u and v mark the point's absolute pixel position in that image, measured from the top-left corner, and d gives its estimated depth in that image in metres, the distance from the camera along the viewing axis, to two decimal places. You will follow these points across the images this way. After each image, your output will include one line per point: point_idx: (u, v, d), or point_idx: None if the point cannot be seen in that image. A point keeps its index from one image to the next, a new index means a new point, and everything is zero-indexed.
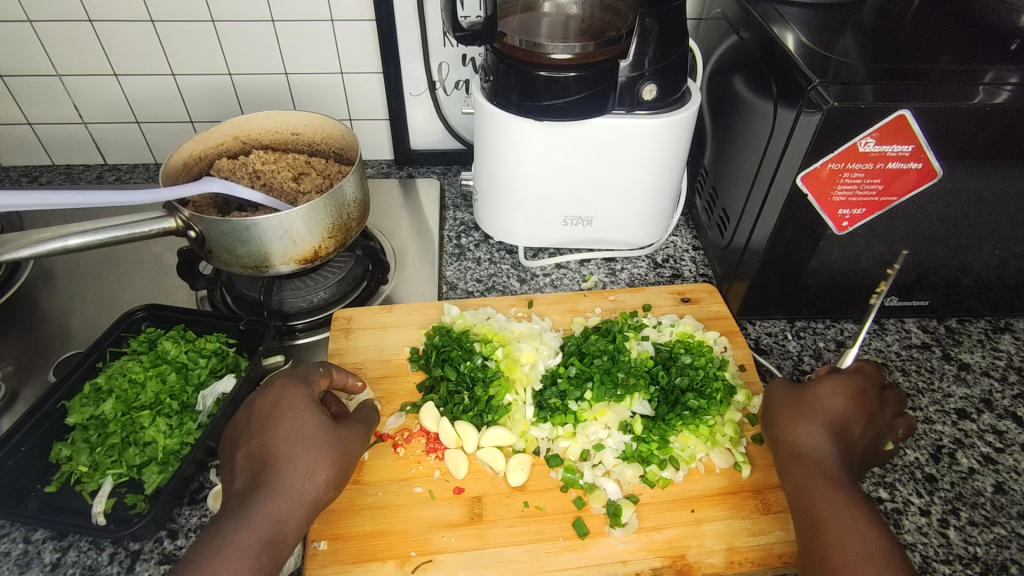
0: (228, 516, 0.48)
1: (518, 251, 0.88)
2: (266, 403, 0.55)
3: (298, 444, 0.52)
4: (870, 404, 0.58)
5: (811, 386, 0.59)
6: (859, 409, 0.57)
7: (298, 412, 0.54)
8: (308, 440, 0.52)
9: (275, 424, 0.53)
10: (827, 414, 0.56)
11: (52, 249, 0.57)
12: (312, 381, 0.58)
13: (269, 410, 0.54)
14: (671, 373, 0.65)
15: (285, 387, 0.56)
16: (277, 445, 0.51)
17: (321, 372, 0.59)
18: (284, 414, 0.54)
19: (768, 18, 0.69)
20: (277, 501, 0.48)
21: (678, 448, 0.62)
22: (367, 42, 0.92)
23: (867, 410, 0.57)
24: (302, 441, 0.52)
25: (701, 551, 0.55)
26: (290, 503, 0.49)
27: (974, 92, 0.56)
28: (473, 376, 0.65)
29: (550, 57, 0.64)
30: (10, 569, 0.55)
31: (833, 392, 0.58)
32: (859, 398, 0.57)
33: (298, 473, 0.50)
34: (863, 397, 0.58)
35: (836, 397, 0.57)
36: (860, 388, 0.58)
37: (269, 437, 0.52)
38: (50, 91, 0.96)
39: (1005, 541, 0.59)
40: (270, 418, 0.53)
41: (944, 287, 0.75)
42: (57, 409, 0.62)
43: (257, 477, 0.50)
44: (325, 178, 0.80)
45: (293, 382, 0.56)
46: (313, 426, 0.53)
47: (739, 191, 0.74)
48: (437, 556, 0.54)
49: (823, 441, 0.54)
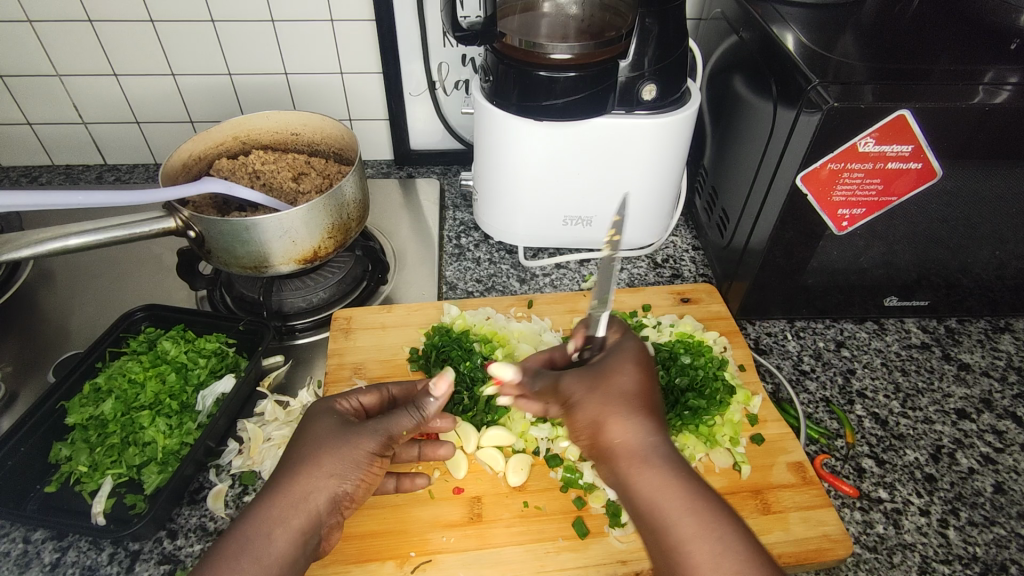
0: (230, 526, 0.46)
1: (518, 251, 0.88)
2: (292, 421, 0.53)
3: (298, 445, 0.49)
4: (642, 402, 0.48)
5: (606, 362, 0.51)
6: (643, 410, 0.47)
7: (307, 417, 0.51)
8: (308, 438, 0.49)
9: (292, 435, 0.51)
10: (656, 410, 0.48)
11: (52, 249, 0.57)
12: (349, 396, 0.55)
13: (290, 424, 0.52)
14: (672, 373, 0.64)
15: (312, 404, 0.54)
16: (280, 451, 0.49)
17: (366, 389, 0.56)
18: (297, 424, 0.51)
19: (768, 18, 0.69)
20: (268, 503, 0.45)
21: (677, 448, 0.62)
22: (367, 42, 0.92)
23: (652, 410, 0.47)
24: (302, 441, 0.49)
25: None
26: (283, 503, 0.45)
27: (974, 92, 0.56)
28: (473, 376, 0.64)
29: (550, 57, 0.64)
30: (9, 569, 0.55)
31: (602, 398, 0.48)
32: (618, 399, 0.47)
33: (292, 470, 0.47)
34: (630, 391, 0.48)
35: (627, 372, 0.49)
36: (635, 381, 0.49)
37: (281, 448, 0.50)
38: (49, 90, 0.96)
39: (1005, 541, 0.59)
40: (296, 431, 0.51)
41: (944, 288, 0.75)
42: (57, 409, 0.62)
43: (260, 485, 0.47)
44: (325, 178, 0.80)
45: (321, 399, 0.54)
46: (319, 426, 0.50)
47: (739, 191, 0.74)
48: (437, 556, 0.54)
49: (628, 439, 0.45)
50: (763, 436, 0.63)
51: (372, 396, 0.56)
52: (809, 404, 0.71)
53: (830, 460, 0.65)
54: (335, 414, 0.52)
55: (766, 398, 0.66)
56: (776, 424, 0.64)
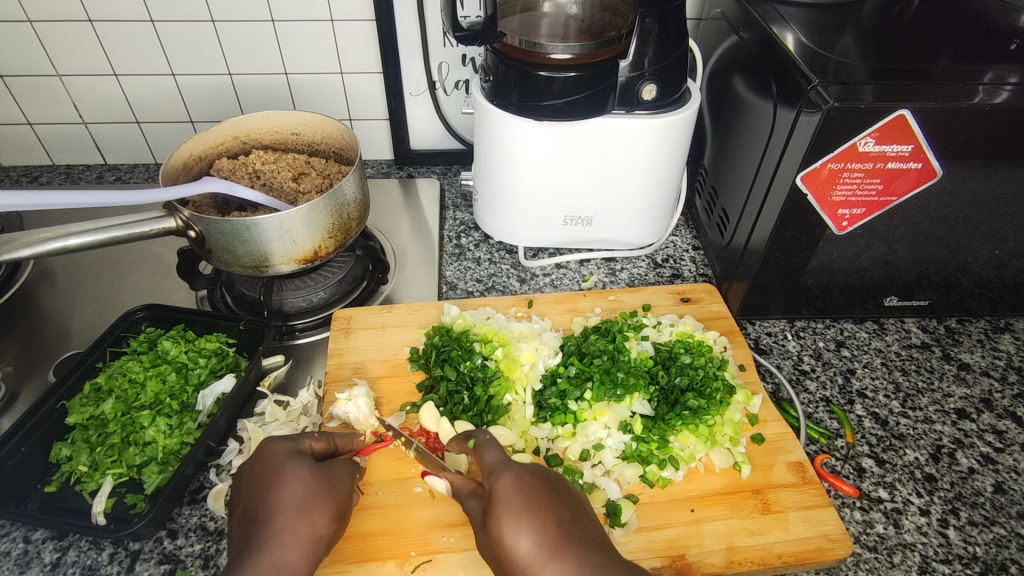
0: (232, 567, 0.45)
1: (518, 251, 0.88)
2: (249, 465, 0.52)
3: (282, 489, 0.49)
4: (551, 497, 0.48)
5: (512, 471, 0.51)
6: (552, 506, 0.47)
7: (278, 460, 0.51)
8: (292, 483, 0.50)
9: (258, 478, 0.50)
10: (562, 502, 0.48)
11: (53, 249, 0.57)
12: (304, 441, 0.55)
13: (253, 464, 0.52)
14: (671, 373, 0.65)
15: (270, 442, 0.54)
16: (263, 494, 0.48)
17: (317, 435, 0.57)
18: (264, 466, 0.51)
19: (768, 18, 0.69)
20: (272, 549, 0.46)
21: (677, 448, 0.62)
22: (367, 42, 0.92)
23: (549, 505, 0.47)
24: (285, 485, 0.49)
25: (701, 551, 0.55)
26: (285, 548, 0.46)
27: (975, 92, 0.56)
28: (473, 376, 0.65)
29: (550, 57, 0.64)
30: (10, 569, 0.55)
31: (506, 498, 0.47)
32: (527, 495, 0.47)
33: (291, 517, 0.48)
34: (537, 486, 0.48)
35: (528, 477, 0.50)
36: (544, 479, 0.50)
37: (254, 491, 0.49)
38: (49, 91, 0.96)
39: (1005, 541, 0.59)
40: (261, 469, 0.51)
41: (944, 287, 0.75)
42: (57, 409, 0.62)
43: (248, 529, 0.47)
44: (325, 178, 0.80)
45: (276, 437, 0.55)
46: (301, 472, 0.51)
47: (739, 190, 0.74)
48: (437, 556, 0.54)
49: (544, 541, 0.44)
50: (763, 435, 0.63)
51: (323, 443, 0.57)
52: (809, 404, 0.71)
53: (830, 460, 0.65)
54: (303, 460, 0.52)
55: (766, 398, 0.66)
56: (776, 424, 0.64)
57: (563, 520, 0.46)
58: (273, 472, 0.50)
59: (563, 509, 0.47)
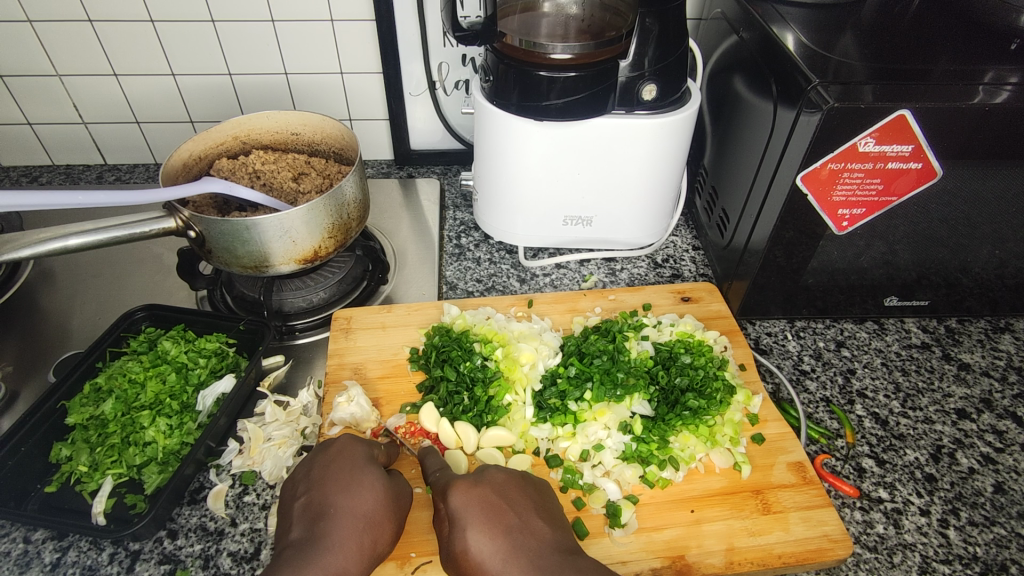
0: (286, 563, 0.44)
1: (518, 251, 0.88)
2: (324, 457, 0.53)
3: (356, 495, 0.49)
4: (503, 504, 0.48)
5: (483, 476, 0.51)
6: (502, 512, 0.47)
7: (358, 464, 0.52)
8: (365, 493, 0.50)
9: (334, 477, 0.50)
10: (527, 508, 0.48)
11: (53, 249, 0.57)
12: (375, 448, 0.56)
13: (329, 464, 0.52)
14: (671, 373, 0.65)
15: (348, 444, 0.54)
16: (336, 493, 0.49)
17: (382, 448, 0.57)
18: (343, 466, 0.51)
19: (768, 18, 0.69)
20: (336, 553, 0.45)
21: (677, 448, 0.61)
22: (367, 42, 0.92)
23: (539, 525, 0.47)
24: (359, 492, 0.49)
25: (701, 551, 0.55)
26: (348, 555, 0.45)
27: (975, 92, 0.56)
28: (473, 376, 0.65)
29: (550, 57, 0.64)
30: (10, 569, 0.55)
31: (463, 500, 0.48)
32: (482, 503, 0.47)
33: (356, 526, 0.47)
34: (488, 494, 0.48)
35: (500, 483, 0.50)
36: (499, 485, 0.50)
37: (327, 487, 0.49)
38: (49, 90, 0.96)
39: (1005, 541, 0.59)
40: (333, 469, 0.51)
41: (944, 288, 0.75)
42: (57, 409, 0.62)
43: (316, 526, 0.47)
44: (325, 178, 0.80)
45: (353, 439, 0.55)
46: (371, 484, 0.50)
47: (739, 190, 0.74)
48: (437, 556, 0.54)
49: (495, 549, 0.44)
50: (763, 435, 0.63)
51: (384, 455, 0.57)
52: (809, 404, 0.71)
53: (830, 460, 0.65)
54: (376, 469, 0.52)
55: (766, 398, 0.66)
56: (777, 424, 0.64)
57: (513, 528, 0.46)
58: (344, 474, 0.51)
59: (516, 516, 0.47)
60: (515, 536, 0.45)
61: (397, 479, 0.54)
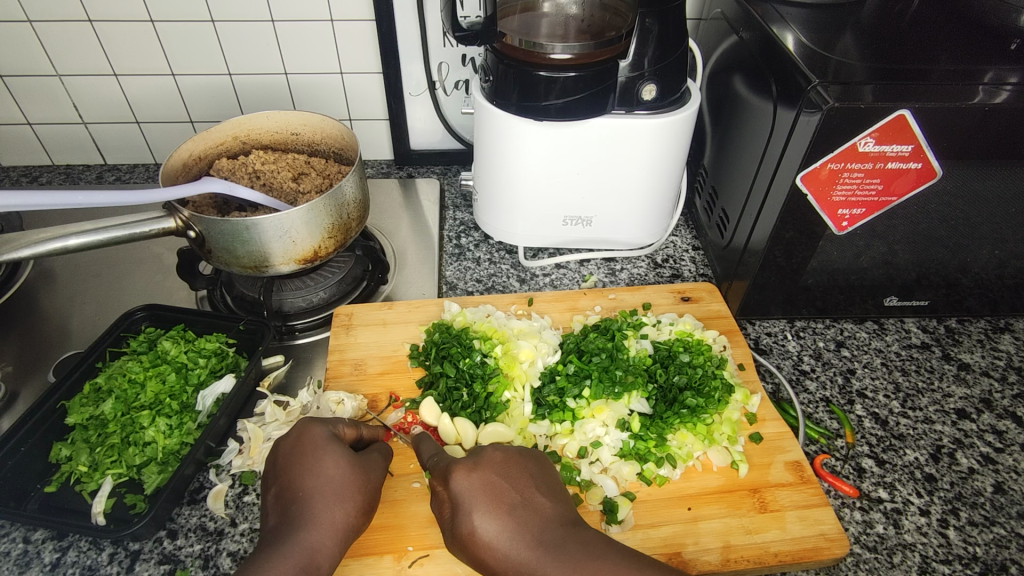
0: (262, 549, 0.45)
1: (518, 252, 0.88)
2: (287, 442, 0.52)
3: (323, 474, 0.49)
4: (504, 484, 0.49)
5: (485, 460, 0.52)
6: (504, 493, 0.49)
7: (319, 442, 0.52)
8: (332, 470, 0.50)
9: (297, 460, 0.50)
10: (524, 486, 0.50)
11: (52, 249, 0.57)
12: (337, 425, 0.55)
13: (291, 445, 0.52)
14: (670, 372, 0.65)
15: (303, 425, 0.54)
16: (301, 476, 0.49)
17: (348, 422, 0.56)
18: (304, 447, 0.51)
19: (768, 18, 0.69)
20: (311, 531, 0.46)
21: (675, 446, 0.61)
22: (366, 42, 0.92)
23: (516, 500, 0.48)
24: (325, 471, 0.50)
25: (698, 549, 0.55)
26: (323, 532, 0.46)
27: (975, 92, 0.56)
28: (472, 373, 0.65)
29: (550, 57, 0.64)
30: (9, 569, 0.55)
31: (479, 482, 0.49)
32: (486, 488, 0.49)
33: (327, 503, 0.48)
34: (489, 478, 0.50)
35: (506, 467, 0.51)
36: (498, 466, 0.51)
37: (292, 472, 0.50)
38: (49, 90, 0.96)
39: (1005, 541, 0.59)
40: (293, 451, 0.51)
41: (944, 287, 0.75)
42: (57, 409, 0.62)
43: (288, 511, 0.47)
44: (325, 178, 0.80)
45: (311, 420, 0.55)
46: (334, 461, 0.51)
47: (738, 189, 0.74)
48: (434, 551, 0.54)
49: (503, 528, 0.46)
50: (761, 435, 0.63)
51: (353, 429, 0.56)
52: (809, 404, 0.71)
53: (830, 460, 0.65)
54: (340, 445, 0.52)
55: (765, 398, 0.66)
56: (775, 424, 0.64)
57: (516, 504, 0.48)
58: (310, 455, 0.51)
59: (518, 494, 0.49)
60: (519, 512, 0.47)
61: (366, 454, 0.55)
